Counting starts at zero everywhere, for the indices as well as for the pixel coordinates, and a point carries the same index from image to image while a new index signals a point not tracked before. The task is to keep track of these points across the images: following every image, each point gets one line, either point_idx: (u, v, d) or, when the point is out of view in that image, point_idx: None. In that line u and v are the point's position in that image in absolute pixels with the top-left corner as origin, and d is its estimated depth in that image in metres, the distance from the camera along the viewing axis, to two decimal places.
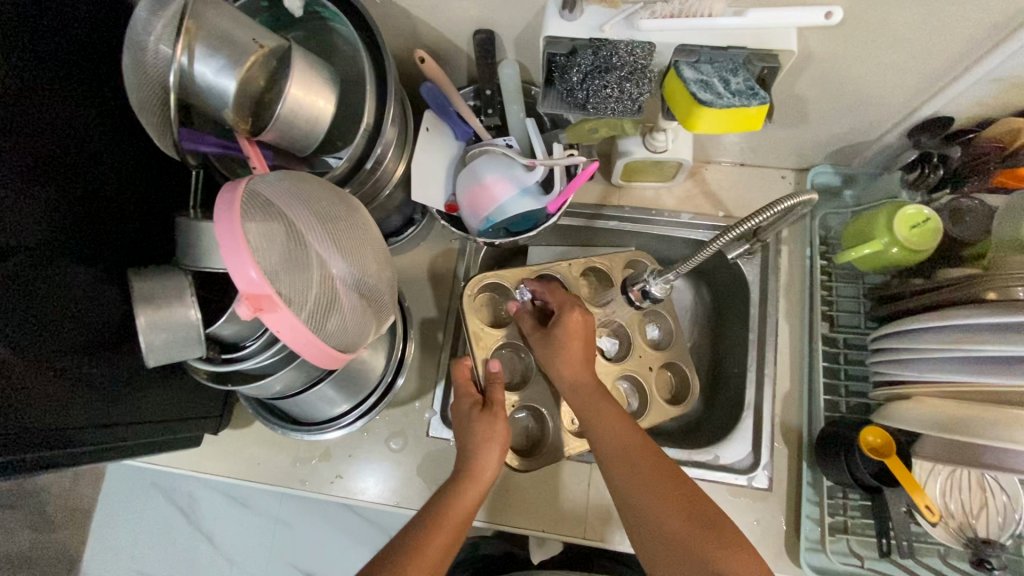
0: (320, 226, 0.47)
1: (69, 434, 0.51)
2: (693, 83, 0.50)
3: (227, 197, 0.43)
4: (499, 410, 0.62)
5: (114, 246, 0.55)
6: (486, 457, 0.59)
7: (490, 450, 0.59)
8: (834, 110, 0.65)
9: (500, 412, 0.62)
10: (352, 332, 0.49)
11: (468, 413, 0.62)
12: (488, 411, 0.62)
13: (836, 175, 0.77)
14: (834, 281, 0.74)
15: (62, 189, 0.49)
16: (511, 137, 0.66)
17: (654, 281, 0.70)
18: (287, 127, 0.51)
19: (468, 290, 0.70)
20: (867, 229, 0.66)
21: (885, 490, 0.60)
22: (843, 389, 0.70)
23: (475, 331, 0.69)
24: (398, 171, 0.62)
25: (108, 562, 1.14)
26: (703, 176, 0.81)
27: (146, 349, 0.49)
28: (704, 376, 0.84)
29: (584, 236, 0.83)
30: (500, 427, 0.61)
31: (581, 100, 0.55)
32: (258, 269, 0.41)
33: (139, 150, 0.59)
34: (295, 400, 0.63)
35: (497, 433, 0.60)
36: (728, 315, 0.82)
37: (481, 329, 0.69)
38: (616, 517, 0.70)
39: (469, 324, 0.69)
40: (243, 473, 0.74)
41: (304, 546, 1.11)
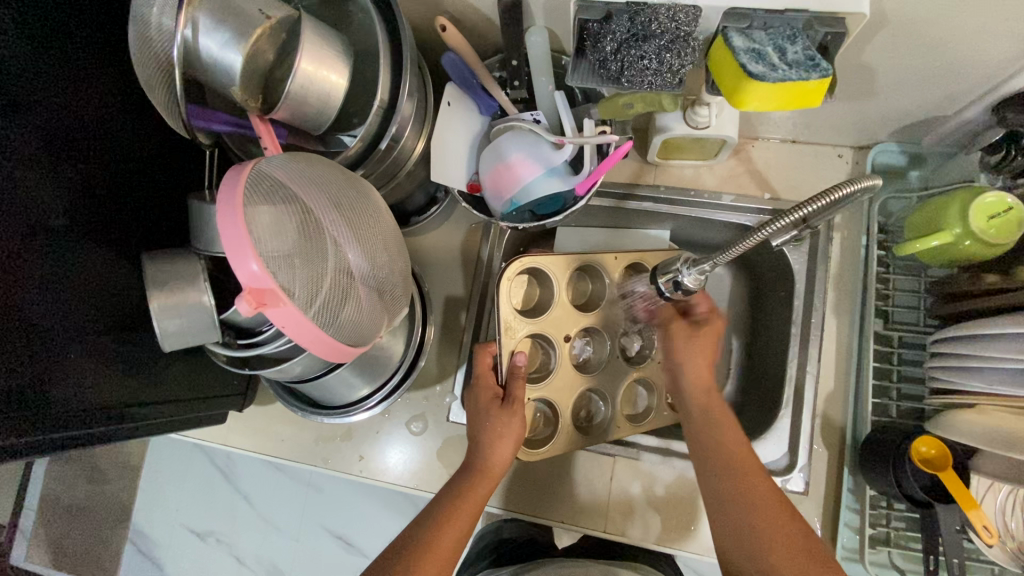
0: (335, 212, 0.45)
1: (109, 413, 0.52)
2: (743, 54, 0.44)
3: (230, 183, 0.41)
4: (517, 408, 0.60)
5: (130, 226, 0.54)
6: (497, 453, 0.58)
7: (499, 450, 0.58)
8: (904, 80, 0.57)
9: (519, 411, 0.60)
10: (364, 326, 0.47)
11: (485, 407, 0.60)
12: (505, 407, 0.60)
13: (900, 154, 0.69)
14: (892, 274, 0.67)
15: (70, 167, 0.48)
16: (539, 112, 0.62)
17: (687, 272, 0.59)
18: (298, 104, 0.48)
19: (507, 269, 0.62)
20: (935, 218, 0.59)
21: (936, 506, 0.56)
22: (894, 392, 0.65)
23: (506, 319, 0.63)
24: (418, 149, 0.59)
25: (155, 512, 1.17)
26: (749, 153, 0.74)
27: (160, 334, 0.49)
28: (739, 368, 0.80)
29: (615, 217, 0.78)
30: (514, 425, 0.59)
31: (614, 73, 0.49)
32: (260, 262, 0.39)
33: (153, 126, 0.57)
34: (315, 384, 0.62)
35: (509, 431, 0.59)
36: (771, 304, 0.77)
37: (515, 319, 0.64)
38: (639, 512, 0.68)
39: (502, 311, 0.63)
40: (269, 448, 0.76)
41: (337, 511, 1.11)
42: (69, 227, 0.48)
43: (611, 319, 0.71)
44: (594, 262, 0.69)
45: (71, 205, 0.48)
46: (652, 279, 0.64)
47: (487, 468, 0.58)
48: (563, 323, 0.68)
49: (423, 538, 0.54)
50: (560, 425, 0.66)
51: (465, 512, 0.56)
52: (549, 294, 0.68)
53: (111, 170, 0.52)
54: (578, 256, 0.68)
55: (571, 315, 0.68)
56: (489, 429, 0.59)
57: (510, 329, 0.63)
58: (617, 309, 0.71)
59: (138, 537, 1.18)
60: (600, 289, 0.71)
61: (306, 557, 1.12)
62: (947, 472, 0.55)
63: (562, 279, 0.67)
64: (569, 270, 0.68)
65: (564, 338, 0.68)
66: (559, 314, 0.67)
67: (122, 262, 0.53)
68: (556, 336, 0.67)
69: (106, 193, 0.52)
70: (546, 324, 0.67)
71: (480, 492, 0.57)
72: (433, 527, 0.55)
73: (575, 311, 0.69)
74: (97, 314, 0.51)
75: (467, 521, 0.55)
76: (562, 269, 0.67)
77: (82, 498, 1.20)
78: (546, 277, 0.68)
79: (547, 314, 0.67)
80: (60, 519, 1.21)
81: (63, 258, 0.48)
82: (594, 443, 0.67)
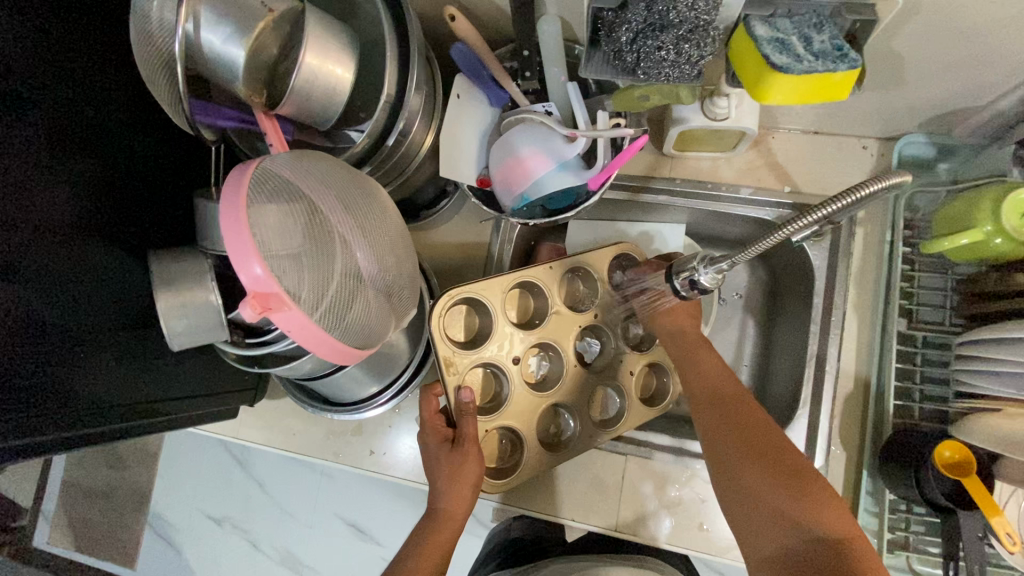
0: (342, 211, 0.44)
1: (123, 410, 0.52)
2: (766, 44, 0.42)
3: (233, 183, 0.40)
4: (468, 446, 0.58)
5: (137, 222, 0.54)
6: (454, 499, 0.56)
7: (456, 494, 0.56)
8: (936, 69, 0.55)
9: (471, 448, 0.58)
10: (373, 327, 0.46)
11: (436, 453, 0.59)
12: (457, 450, 0.58)
13: (929, 146, 0.66)
14: (917, 271, 0.64)
15: (76, 165, 0.48)
16: (551, 103, 0.60)
17: (703, 271, 0.56)
18: (303, 99, 0.47)
19: (437, 308, 0.60)
20: (965, 214, 0.56)
21: (959, 512, 0.54)
22: (916, 393, 0.63)
23: (445, 357, 0.61)
24: (427, 143, 0.58)
25: (172, 499, 1.19)
26: (769, 145, 0.71)
27: (168, 333, 0.48)
28: (755, 365, 0.78)
29: (629, 211, 0.76)
30: (470, 466, 0.57)
31: (629, 65, 0.47)
32: (263, 265, 0.38)
33: (156, 121, 0.56)
34: (325, 381, 0.62)
35: (466, 472, 0.57)
36: (789, 301, 0.75)
37: (453, 354, 0.61)
38: (649, 512, 0.67)
39: (439, 350, 0.61)
40: (281, 442, 0.76)
41: (349, 500, 1.12)
42: (76, 226, 0.48)
43: (561, 330, 0.67)
44: (534, 279, 0.66)
45: (79, 204, 0.48)
46: (664, 278, 0.61)
47: (450, 510, 0.57)
48: (507, 346, 0.64)
49: (416, 551, 0.56)
50: (526, 449, 0.63)
51: (437, 545, 0.56)
52: (488, 321, 0.64)
53: (118, 168, 0.52)
54: (519, 275, 0.65)
55: (514, 335, 0.65)
56: (444, 473, 0.58)
57: (450, 366, 0.61)
58: (563, 319, 0.67)
59: (157, 522, 1.20)
60: (543, 303, 0.67)
61: (320, 543, 1.13)
62: (971, 478, 0.53)
63: (498, 303, 0.64)
64: (507, 289, 0.64)
65: (512, 361, 0.65)
66: (503, 336, 0.64)
67: (129, 260, 0.53)
68: (503, 360, 0.64)
69: (113, 190, 0.51)
70: (489, 352, 0.64)
71: (450, 526, 0.57)
72: (408, 566, 0.55)
73: (517, 330, 0.65)
74: (108, 313, 0.51)
75: (438, 561, 0.56)
76: (498, 294, 0.64)
77: (103, 483, 1.23)
78: (483, 305, 0.64)
79: (486, 343, 0.64)
80: (82, 503, 1.24)
81: (72, 257, 0.47)
82: (565, 460, 0.64)
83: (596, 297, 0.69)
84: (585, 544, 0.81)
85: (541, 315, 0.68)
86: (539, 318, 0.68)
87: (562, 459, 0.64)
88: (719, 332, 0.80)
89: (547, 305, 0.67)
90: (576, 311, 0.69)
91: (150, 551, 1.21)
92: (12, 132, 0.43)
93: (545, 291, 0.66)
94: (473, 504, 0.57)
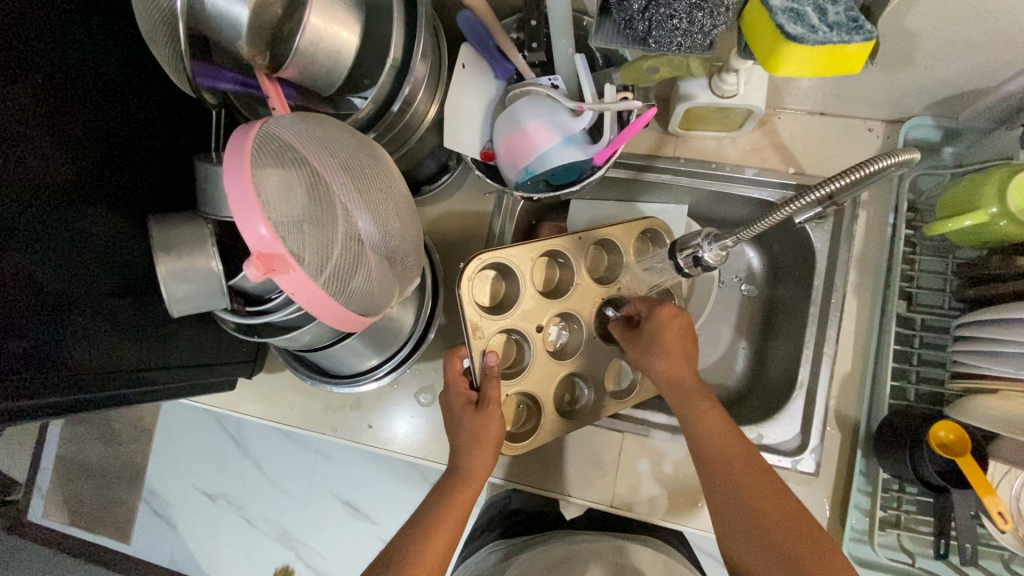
0: (345, 176, 0.43)
1: (120, 375, 0.52)
2: (781, 13, 0.41)
3: (237, 144, 0.39)
4: (492, 409, 0.58)
5: (135, 188, 0.53)
6: (477, 459, 0.57)
7: (477, 454, 0.57)
8: (950, 46, 0.54)
9: (494, 411, 0.58)
10: (375, 295, 0.46)
11: (460, 414, 0.59)
12: (480, 411, 0.58)
13: (935, 129, 0.65)
14: (918, 254, 0.64)
15: (72, 126, 0.47)
16: (557, 76, 0.59)
17: (708, 247, 0.57)
18: (307, 62, 0.46)
19: (467, 269, 0.59)
20: (969, 198, 0.57)
21: (952, 491, 0.55)
22: (913, 375, 0.63)
23: (472, 319, 0.60)
24: (430, 114, 0.57)
25: (166, 475, 1.20)
26: (774, 125, 0.71)
27: (168, 299, 0.48)
28: (752, 348, 0.79)
29: (632, 190, 0.75)
30: (492, 428, 0.57)
31: (640, 33, 0.46)
32: (269, 226, 0.38)
33: (156, 84, 0.55)
34: (324, 353, 0.61)
35: (487, 433, 0.57)
36: (790, 284, 0.75)
37: (480, 317, 0.60)
38: (645, 487, 0.68)
39: (466, 314, 0.60)
40: (278, 416, 0.76)
41: (344, 478, 1.12)
42: (69, 188, 0.47)
43: (583, 301, 0.67)
44: (561, 248, 0.65)
45: (73, 164, 0.47)
46: (669, 254, 0.61)
47: (470, 470, 0.57)
48: (533, 313, 0.64)
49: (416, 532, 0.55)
50: (543, 415, 0.63)
51: (454, 511, 0.56)
52: (515, 288, 0.64)
53: (113, 127, 0.50)
54: (547, 242, 0.64)
55: (541, 303, 0.64)
56: (467, 434, 0.57)
57: (477, 330, 0.60)
58: (588, 290, 0.67)
59: (151, 497, 1.20)
60: (568, 273, 0.66)
61: (314, 521, 1.13)
62: (965, 457, 0.54)
63: (527, 270, 0.63)
64: (538, 255, 0.63)
65: (537, 328, 0.64)
66: (529, 304, 0.64)
67: (126, 225, 0.52)
68: (528, 328, 0.63)
69: (108, 152, 0.50)
70: (515, 318, 0.63)
71: (469, 491, 0.57)
72: (425, 533, 0.55)
73: (544, 299, 0.64)
74: (104, 277, 0.50)
75: (453, 531, 0.56)
76: (526, 260, 0.63)
77: (97, 458, 1.22)
78: (511, 270, 0.63)
79: (513, 309, 0.63)
80: (75, 477, 1.24)
81: (66, 219, 0.46)
82: (579, 426, 0.65)
83: (617, 272, 0.69)
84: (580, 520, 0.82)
85: (566, 285, 0.67)
86: (564, 288, 0.67)
87: (578, 426, 0.64)
88: (717, 314, 0.81)
89: (571, 275, 0.66)
90: (600, 283, 0.68)
91: (144, 526, 1.21)
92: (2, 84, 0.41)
93: (572, 260, 0.65)
94: (494, 467, 0.58)
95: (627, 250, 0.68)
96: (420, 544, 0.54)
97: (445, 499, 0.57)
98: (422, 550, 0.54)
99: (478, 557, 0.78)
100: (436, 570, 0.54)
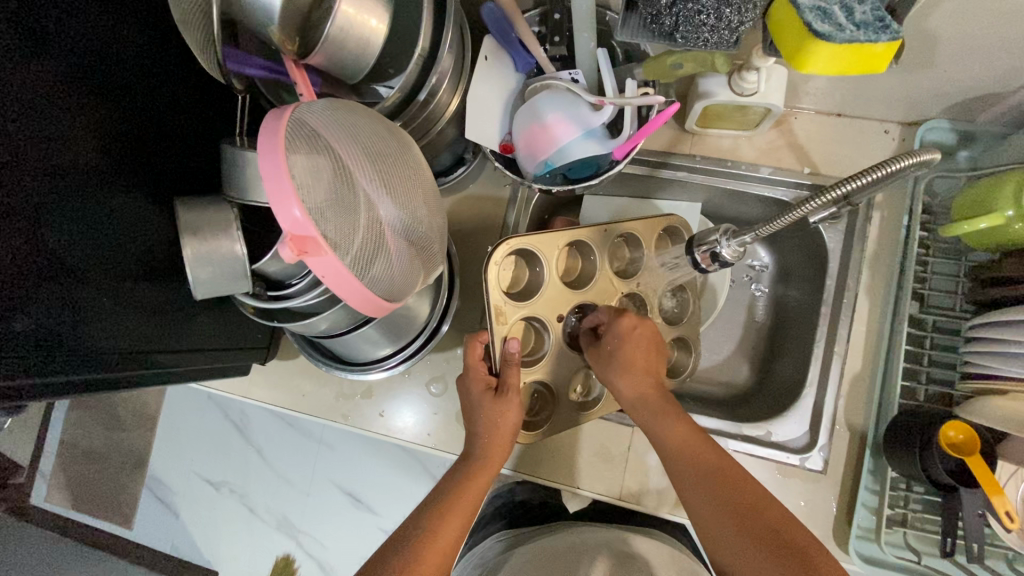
0: (367, 163, 0.43)
1: (143, 357, 0.52)
2: (808, 10, 0.41)
3: (270, 127, 0.40)
4: (513, 395, 0.58)
5: (159, 172, 0.53)
6: (499, 445, 0.58)
7: (495, 438, 0.58)
8: (971, 49, 0.54)
9: (515, 398, 0.58)
10: (397, 281, 0.46)
11: (479, 399, 0.59)
12: (501, 397, 0.58)
13: (952, 132, 0.66)
14: (931, 256, 0.65)
15: (102, 109, 0.47)
16: (577, 71, 0.60)
17: (726, 243, 0.59)
18: (336, 50, 0.47)
19: (495, 254, 0.59)
20: (986, 200, 0.57)
21: (961, 491, 0.55)
22: (923, 375, 0.63)
23: (496, 305, 0.60)
24: (452, 106, 0.57)
25: (171, 461, 1.20)
26: (791, 125, 0.71)
27: (193, 281, 0.48)
28: (761, 346, 0.79)
29: (647, 186, 0.76)
30: (511, 415, 0.58)
31: (668, 28, 0.47)
32: (302, 209, 0.38)
33: (182, 69, 0.55)
34: (340, 340, 0.62)
35: (507, 419, 0.58)
36: (801, 284, 0.75)
37: (504, 303, 0.61)
38: (653, 481, 0.69)
39: (491, 298, 0.60)
40: (290, 403, 0.76)
41: (348, 468, 1.12)
42: (93, 168, 0.47)
43: (604, 293, 0.67)
44: (585, 238, 0.65)
45: (97, 145, 0.47)
46: (686, 250, 0.64)
47: (486, 455, 0.59)
48: (554, 303, 0.64)
49: (429, 520, 0.55)
50: (557, 405, 0.65)
51: (466, 499, 0.57)
52: (540, 276, 0.64)
53: (136, 109, 0.50)
54: (572, 232, 0.64)
55: (564, 294, 0.65)
56: (487, 420, 0.58)
57: (501, 316, 0.61)
58: (609, 283, 0.67)
59: (155, 483, 1.21)
60: (591, 266, 0.67)
61: (317, 510, 1.14)
62: (974, 456, 0.55)
63: (552, 260, 0.63)
64: (562, 245, 0.64)
65: (557, 318, 0.65)
66: (552, 293, 0.64)
67: (150, 209, 0.53)
68: (549, 316, 0.64)
69: (130, 133, 0.50)
70: (538, 306, 0.63)
71: (482, 477, 0.58)
72: (438, 517, 0.55)
73: (567, 290, 0.65)
74: (129, 259, 0.51)
75: (464, 519, 0.56)
76: (552, 249, 0.63)
77: (102, 443, 1.23)
78: (536, 258, 0.64)
79: (536, 298, 0.63)
80: (80, 461, 1.24)
81: (89, 199, 0.47)
82: (589, 418, 0.66)
83: (635, 267, 0.69)
84: (586, 513, 0.82)
85: (587, 277, 0.67)
86: (585, 280, 0.67)
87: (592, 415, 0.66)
88: (726, 313, 0.81)
89: (594, 267, 0.67)
90: (620, 276, 0.69)
91: (147, 511, 1.22)
92: (28, 62, 0.41)
93: (597, 252, 0.66)
94: (509, 453, 0.59)
95: (647, 245, 0.69)
96: (431, 530, 0.55)
97: (461, 483, 0.58)
98: (433, 533, 0.54)
99: (484, 547, 0.79)
100: (446, 556, 0.54)
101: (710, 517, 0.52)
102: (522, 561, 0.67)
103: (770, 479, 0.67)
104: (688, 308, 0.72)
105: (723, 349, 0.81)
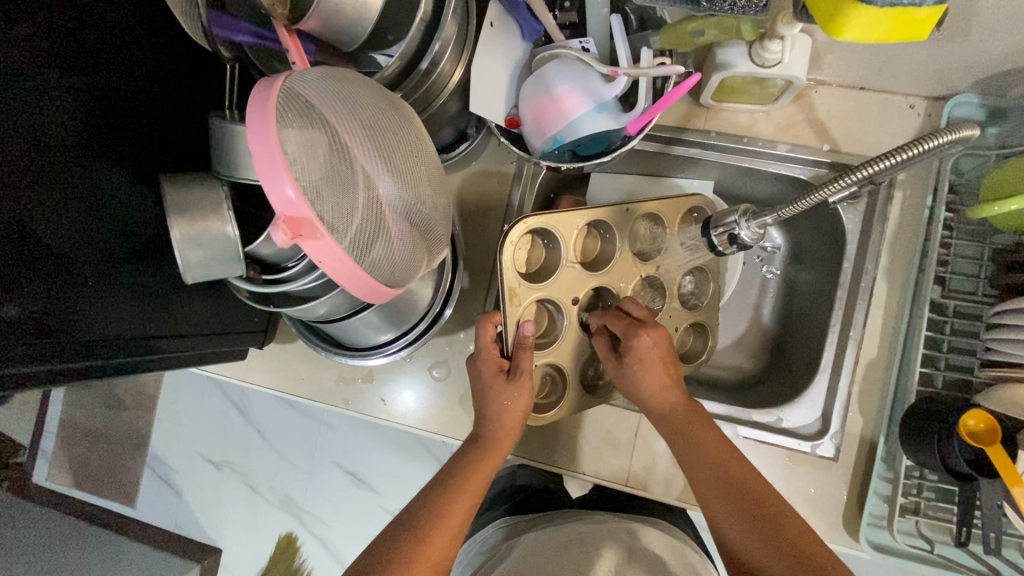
0: (366, 138, 0.40)
1: (138, 341, 0.50)
2: None
3: (261, 96, 0.37)
4: (524, 380, 0.57)
5: (146, 149, 0.50)
6: (511, 424, 0.57)
7: (507, 421, 0.57)
8: (1011, 16, 0.51)
9: (527, 382, 0.57)
10: (399, 266, 0.43)
11: (490, 382, 0.57)
12: (512, 381, 0.57)
13: (980, 107, 0.62)
14: (955, 238, 0.62)
15: (77, 81, 0.44)
16: (588, 39, 0.56)
17: (745, 224, 0.57)
18: (331, 14, 0.45)
19: (511, 233, 0.57)
20: (1019, 181, 0.54)
21: (979, 480, 0.54)
22: (941, 361, 0.61)
23: (511, 285, 0.58)
24: (455, 77, 0.53)
25: (171, 442, 1.19)
26: (811, 99, 0.68)
27: (182, 265, 0.46)
28: (771, 330, 0.78)
29: (658, 162, 0.72)
30: (522, 400, 0.57)
31: None
32: (295, 187, 0.36)
33: (164, 38, 0.52)
34: (340, 325, 0.60)
35: (518, 403, 0.57)
36: (815, 266, 0.73)
37: (519, 284, 0.59)
38: (661, 467, 0.67)
39: (506, 278, 0.58)
40: (289, 387, 0.75)
41: (349, 447, 1.12)
42: (71, 142, 0.44)
43: (624, 276, 0.65)
44: (607, 219, 0.62)
45: (76, 116, 0.44)
46: (702, 232, 0.62)
47: (496, 438, 0.58)
48: (571, 286, 0.62)
49: (434, 505, 0.54)
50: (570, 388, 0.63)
51: (472, 486, 0.55)
52: (559, 257, 0.62)
53: (116, 80, 0.47)
54: (593, 211, 0.61)
55: (582, 276, 0.63)
56: (497, 403, 0.57)
57: (515, 297, 0.59)
58: (627, 266, 0.65)
59: (155, 463, 1.20)
60: (613, 247, 0.64)
61: (317, 490, 1.13)
62: (994, 446, 0.53)
63: (568, 239, 0.61)
64: (582, 225, 0.61)
65: (574, 301, 0.63)
66: (570, 275, 0.62)
67: (137, 188, 0.49)
68: (563, 299, 0.62)
69: (110, 105, 0.47)
70: (554, 288, 0.61)
71: (492, 460, 0.57)
72: (443, 504, 0.54)
73: (585, 273, 0.63)
74: (117, 241, 0.48)
75: (470, 505, 0.55)
76: (570, 228, 0.61)
77: (102, 424, 1.22)
78: (557, 239, 0.61)
79: (552, 280, 0.61)
80: (79, 442, 1.23)
81: (70, 176, 0.44)
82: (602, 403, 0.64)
83: (648, 250, 0.67)
84: (590, 497, 0.81)
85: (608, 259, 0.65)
86: (603, 263, 0.65)
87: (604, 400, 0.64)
88: (737, 295, 0.79)
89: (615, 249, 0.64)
90: (640, 258, 0.66)
91: (148, 491, 1.21)
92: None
93: (616, 233, 0.63)
94: (519, 436, 0.58)
95: (675, 224, 0.66)
96: (439, 512, 0.53)
97: (470, 462, 0.56)
98: (438, 516, 0.53)
99: (485, 532, 0.78)
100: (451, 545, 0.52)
101: (731, 527, 0.50)
102: (529, 547, 0.66)
103: (779, 466, 0.65)
104: (703, 292, 0.70)
105: (733, 332, 0.79)
